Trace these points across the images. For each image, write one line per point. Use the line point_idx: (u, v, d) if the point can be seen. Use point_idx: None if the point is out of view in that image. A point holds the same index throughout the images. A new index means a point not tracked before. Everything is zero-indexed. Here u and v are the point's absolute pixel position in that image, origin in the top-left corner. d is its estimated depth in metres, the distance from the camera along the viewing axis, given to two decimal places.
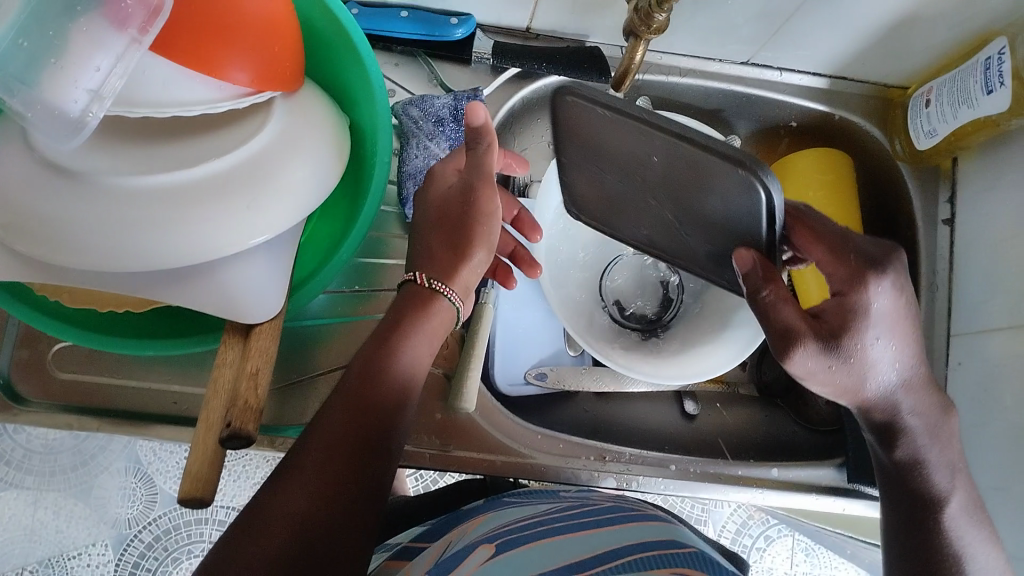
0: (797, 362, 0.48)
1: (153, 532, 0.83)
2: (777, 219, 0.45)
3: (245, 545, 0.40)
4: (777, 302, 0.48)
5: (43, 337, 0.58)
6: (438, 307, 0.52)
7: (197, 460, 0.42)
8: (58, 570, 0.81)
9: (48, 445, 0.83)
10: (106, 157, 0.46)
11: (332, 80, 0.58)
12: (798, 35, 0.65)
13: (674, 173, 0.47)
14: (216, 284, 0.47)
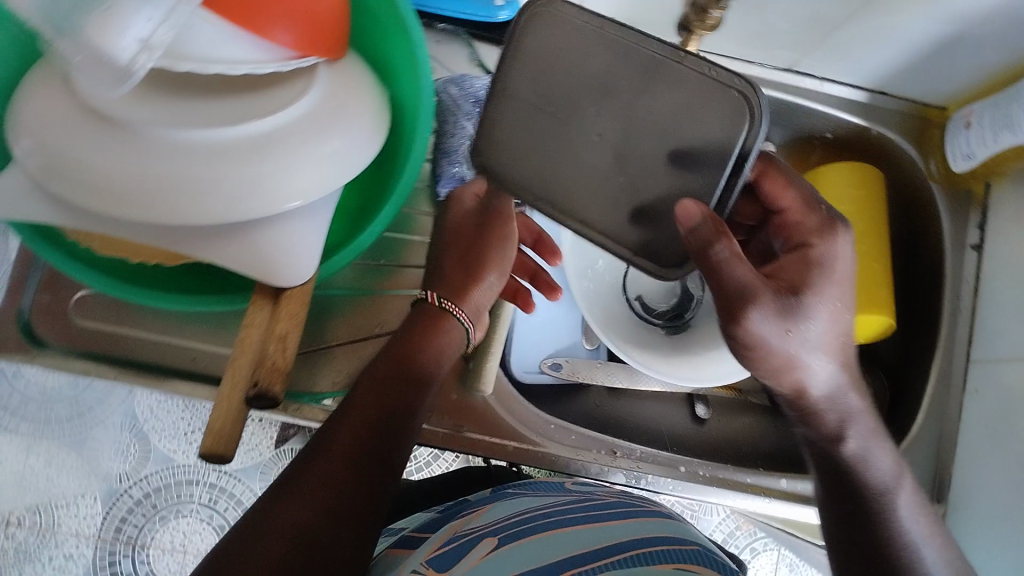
0: (755, 327, 0.46)
1: (144, 488, 0.79)
2: (747, 154, 0.46)
3: (248, 550, 0.41)
4: (728, 259, 0.45)
5: (65, 282, 0.58)
6: (449, 324, 0.54)
7: (220, 419, 0.42)
8: (45, 518, 0.79)
9: (45, 393, 0.79)
10: (150, 108, 0.46)
11: (376, 49, 0.57)
12: (843, 46, 0.64)
13: (641, 107, 0.47)
14: (252, 245, 0.47)
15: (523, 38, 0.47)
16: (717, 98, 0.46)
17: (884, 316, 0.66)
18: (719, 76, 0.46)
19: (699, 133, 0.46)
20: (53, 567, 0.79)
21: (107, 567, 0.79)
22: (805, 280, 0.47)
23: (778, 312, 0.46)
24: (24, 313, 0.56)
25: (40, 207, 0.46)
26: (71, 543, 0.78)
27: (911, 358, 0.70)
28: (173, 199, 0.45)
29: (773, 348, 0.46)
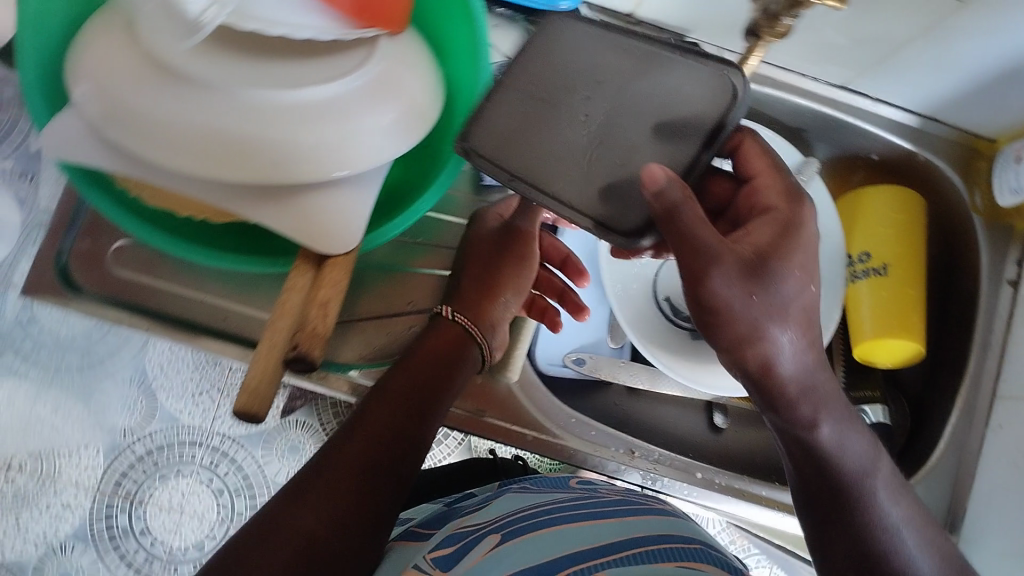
0: (718, 290, 0.46)
1: (147, 445, 0.75)
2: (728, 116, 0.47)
3: (260, 550, 0.46)
4: (692, 223, 0.44)
5: (106, 230, 0.58)
6: (465, 345, 0.59)
7: (258, 376, 0.43)
8: (47, 465, 0.74)
9: (60, 340, 0.76)
10: (212, 62, 0.45)
11: (436, 25, 0.56)
12: (901, 68, 0.63)
13: (628, 90, 0.48)
14: (301, 211, 0.47)
15: (534, 39, 0.50)
16: (704, 80, 0.48)
17: (912, 341, 0.65)
18: (702, 63, 0.48)
19: (684, 108, 0.47)
20: (49, 516, 0.74)
21: (102, 521, 0.74)
22: (773, 246, 0.48)
23: (749, 292, 0.46)
24: (61, 259, 0.56)
25: (92, 151, 0.47)
26: (70, 493, 0.74)
27: (936, 388, 0.69)
28: (223, 159, 0.45)
29: (737, 314, 0.47)
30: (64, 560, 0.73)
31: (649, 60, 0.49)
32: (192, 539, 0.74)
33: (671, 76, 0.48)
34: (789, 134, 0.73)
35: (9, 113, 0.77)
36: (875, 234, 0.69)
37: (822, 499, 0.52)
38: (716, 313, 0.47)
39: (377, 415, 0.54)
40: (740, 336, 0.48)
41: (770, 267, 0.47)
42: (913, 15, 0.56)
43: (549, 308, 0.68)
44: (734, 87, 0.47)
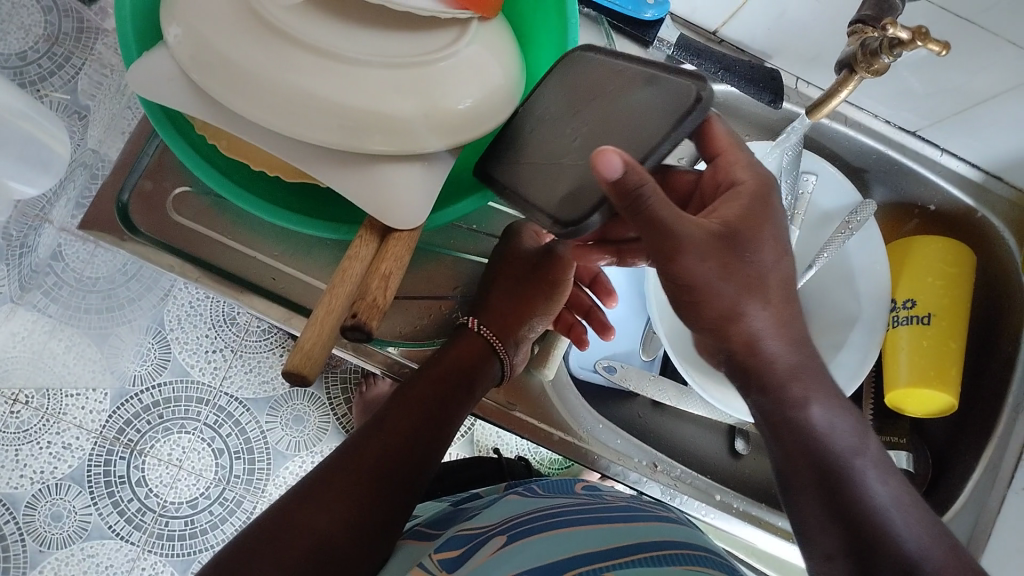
0: (693, 267, 0.45)
1: (154, 396, 0.82)
2: (686, 120, 0.47)
3: (272, 548, 0.47)
4: (657, 206, 0.42)
5: (170, 174, 0.58)
6: (487, 360, 0.59)
7: (313, 339, 0.43)
8: (54, 403, 0.81)
9: (84, 280, 0.79)
10: (309, 23, 0.46)
11: (526, 17, 0.57)
12: (976, 122, 0.63)
13: (619, 111, 0.49)
14: (375, 182, 0.47)
15: (558, 72, 0.52)
16: (669, 96, 0.48)
17: (946, 395, 0.65)
18: (677, 80, 0.48)
19: (654, 125, 0.48)
20: (49, 453, 0.80)
21: (100, 466, 0.81)
22: (745, 223, 0.47)
23: (726, 272, 0.46)
24: (122, 198, 0.56)
25: (177, 93, 0.47)
26: (72, 434, 0.81)
27: (961, 443, 0.69)
28: (302, 117, 0.46)
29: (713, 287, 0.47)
30: (58, 499, 0.80)
31: (641, 81, 0.49)
32: (187, 493, 0.82)
33: (656, 93, 0.48)
34: (848, 171, 0.74)
35: (64, 47, 0.72)
36: (922, 282, 0.69)
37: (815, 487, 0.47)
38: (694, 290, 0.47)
39: (396, 421, 0.55)
40: (732, 323, 0.48)
41: (750, 255, 0.47)
42: (1001, 72, 0.56)
43: (576, 323, 0.66)
44: (700, 98, 0.47)
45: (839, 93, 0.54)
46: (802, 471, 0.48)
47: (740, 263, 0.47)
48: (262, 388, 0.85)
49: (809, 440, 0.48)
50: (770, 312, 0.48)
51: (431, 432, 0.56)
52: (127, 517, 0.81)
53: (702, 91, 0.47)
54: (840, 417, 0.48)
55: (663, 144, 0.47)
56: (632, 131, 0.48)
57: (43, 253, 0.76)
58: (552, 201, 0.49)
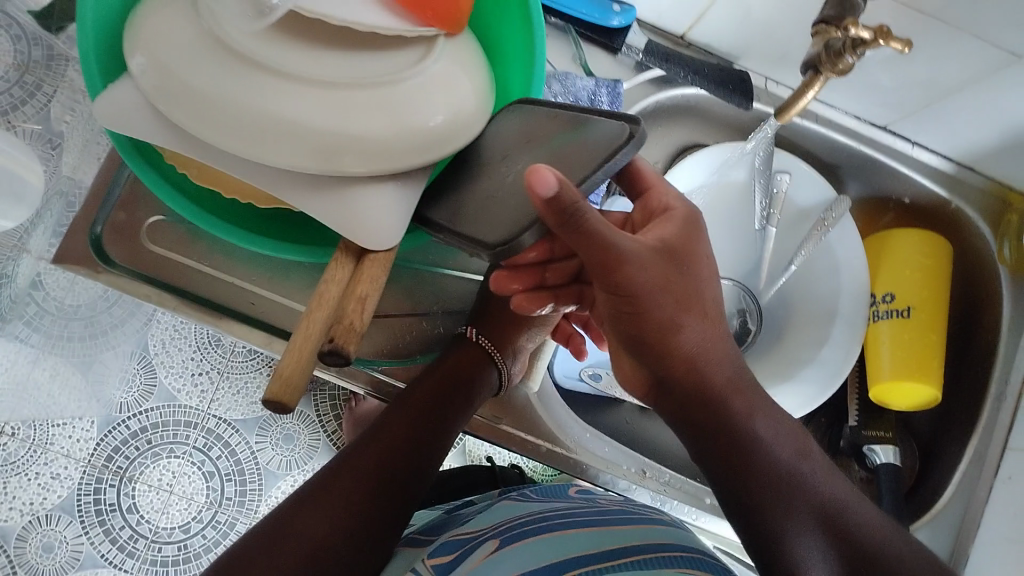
0: (634, 277, 0.44)
1: (141, 422, 0.81)
2: (617, 153, 0.46)
3: (269, 559, 0.46)
4: (587, 218, 0.39)
5: (143, 203, 0.58)
6: (483, 368, 0.59)
7: (292, 366, 0.43)
8: (40, 434, 0.79)
9: (63, 309, 0.75)
10: (273, 47, 0.46)
11: (494, 28, 0.56)
12: (946, 114, 0.63)
13: (557, 151, 0.49)
14: (350, 204, 0.47)
15: (503, 122, 0.53)
16: (601, 135, 0.48)
17: (928, 387, 0.65)
18: (611, 119, 0.48)
19: (584, 159, 0.47)
20: (37, 485, 0.78)
21: (90, 494, 0.79)
22: (679, 243, 0.48)
23: (666, 284, 0.45)
24: (96, 230, 0.56)
25: (145, 124, 0.47)
26: (60, 464, 0.78)
27: (947, 434, 0.70)
28: (269, 142, 0.45)
29: (669, 311, 0.46)
30: (48, 530, 0.77)
31: (579, 127, 0.49)
32: (179, 519, 0.80)
33: (591, 133, 0.48)
34: (822, 168, 0.74)
35: (34, 76, 0.69)
36: (900, 274, 0.69)
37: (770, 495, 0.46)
38: (632, 300, 0.45)
39: (396, 430, 0.54)
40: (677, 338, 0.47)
41: (687, 269, 0.47)
42: (967, 64, 0.56)
43: (574, 334, 0.66)
44: (635, 131, 0.46)
45: (806, 96, 0.53)
46: (752, 482, 0.47)
47: (680, 278, 0.47)
48: (251, 409, 0.84)
49: (746, 439, 0.47)
50: (706, 326, 0.48)
51: (431, 437, 0.55)
52: (119, 545, 0.79)
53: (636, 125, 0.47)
54: (768, 414, 0.49)
55: (595, 172, 0.46)
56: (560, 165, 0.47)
57: (22, 282, 0.71)
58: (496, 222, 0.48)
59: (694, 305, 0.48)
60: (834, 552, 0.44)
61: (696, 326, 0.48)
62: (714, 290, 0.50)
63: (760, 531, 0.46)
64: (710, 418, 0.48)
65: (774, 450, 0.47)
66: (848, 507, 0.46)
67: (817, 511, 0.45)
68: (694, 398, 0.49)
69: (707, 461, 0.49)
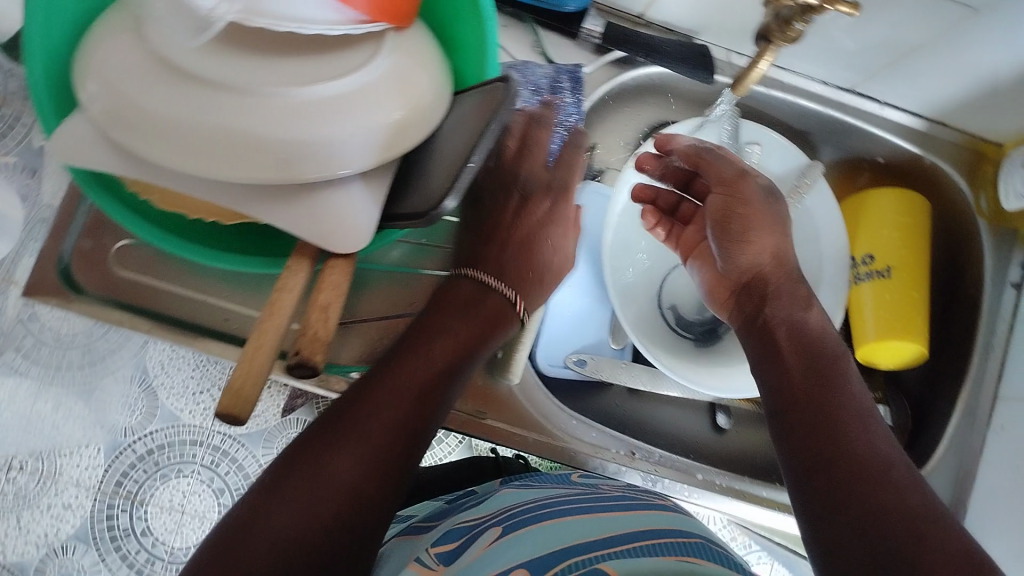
0: (744, 202, 0.59)
1: (148, 445, 0.74)
2: (501, 103, 0.46)
3: (295, 496, 0.44)
4: (715, 159, 0.61)
5: (110, 230, 0.58)
6: (505, 317, 0.58)
7: (242, 377, 0.42)
8: (49, 465, 0.73)
9: (61, 337, 0.74)
10: (215, 64, 0.45)
11: (443, 20, 0.56)
12: (911, 71, 0.63)
13: (458, 128, 0.50)
14: (311, 212, 0.47)
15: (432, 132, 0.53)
16: (487, 96, 0.49)
17: (915, 343, 0.65)
18: (488, 87, 0.49)
19: (473, 123, 0.48)
20: (50, 516, 0.73)
21: (103, 520, 0.73)
22: (768, 190, 0.60)
23: (760, 215, 0.59)
24: (63, 259, 0.56)
25: (96, 153, 0.47)
26: (71, 493, 0.73)
27: (937, 391, 0.69)
28: (227, 157, 0.45)
29: (764, 237, 0.59)
30: (65, 560, 0.73)
31: (470, 103, 0.50)
32: (193, 539, 0.75)
33: (478, 103, 0.49)
34: (793, 136, 0.74)
35: (10, 107, 0.71)
36: (879, 236, 0.68)
37: (807, 396, 0.51)
38: (740, 220, 0.59)
39: (405, 366, 0.51)
40: (755, 245, 0.59)
41: (776, 204, 0.60)
42: (927, 22, 0.56)
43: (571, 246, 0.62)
44: (510, 79, 0.48)
45: (759, 67, 0.52)
46: (793, 372, 0.53)
47: (771, 211, 0.59)
48: (255, 421, 0.77)
49: (801, 333, 0.55)
50: (773, 242, 0.59)
51: (440, 379, 0.52)
52: (136, 570, 0.74)
53: (509, 75, 0.48)
54: (823, 316, 0.57)
55: (490, 123, 0.46)
56: (463, 133, 0.48)
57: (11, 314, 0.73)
58: (432, 195, 0.47)
59: (780, 234, 0.59)
60: (824, 459, 0.48)
61: (776, 240, 0.59)
62: (787, 213, 0.61)
63: (782, 415, 0.52)
64: (769, 317, 0.57)
65: (825, 356, 0.54)
66: (872, 421, 0.50)
67: (840, 410, 0.50)
68: (761, 298, 0.58)
69: (757, 362, 0.56)
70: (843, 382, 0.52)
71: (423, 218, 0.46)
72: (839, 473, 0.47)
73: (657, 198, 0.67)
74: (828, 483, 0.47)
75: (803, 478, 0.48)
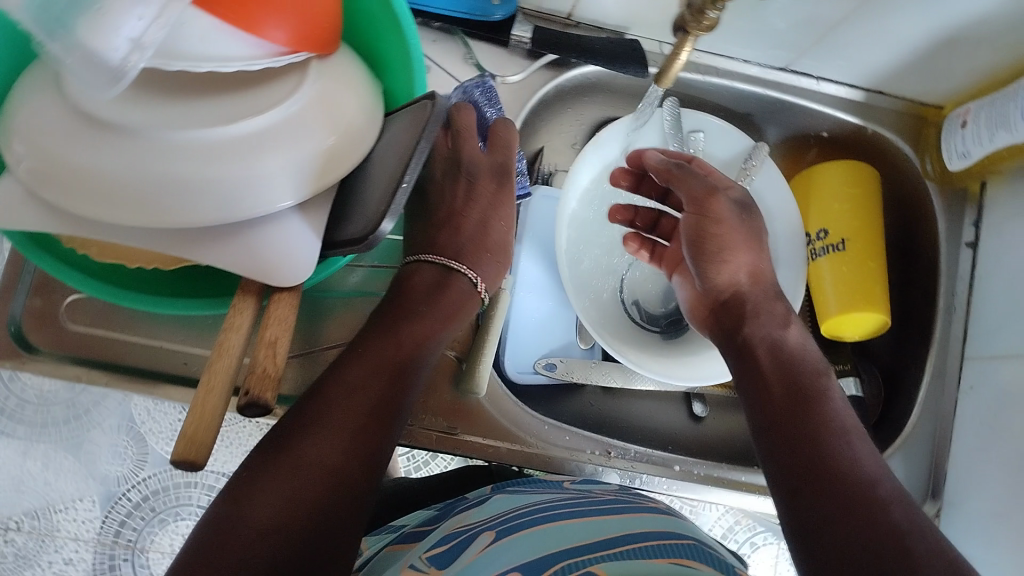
0: (718, 220, 0.59)
1: (142, 492, 0.78)
2: (430, 119, 0.47)
3: (276, 479, 0.44)
4: (683, 178, 0.60)
5: (58, 286, 0.58)
6: (468, 299, 0.59)
7: (195, 423, 0.42)
8: (45, 522, 0.78)
9: (44, 395, 0.77)
10: (140, 112, 0.45)
11: (369, 42, 0.56)
12: (840, 45, 0.63)
13: (389, 148, 0.50)
14: (250, 247, 0.47)
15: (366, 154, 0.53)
16: (415, 114, 0.50)
17: (876, 312, 0.65)
18: (416, 105, 0.50)
19: (403, 141, 0.49)
20: (54, 570, 0.79)
21: (108, 569, 0.79)
22: (741, 203, 0.60)
23: (736, 228, 0.59)
24: (14, 320, 0.56)
25: (28, 213, 0.46)
26: (71, 547, 0.78)
27: (905, 355, 0.70)
28: (160, 202, 0.45)
29: (739, 253, 0.59)
30: None
31: (399, 124, 0.51)
32: None
33: (407, 122, 0.50)
34: (737, 120, 0.74)
35: None
36: (830, 210, 0.69)
37: (788, 416, 0.51)
38: (715, 239, 0.59)
39: (373, 352, 0.51)
40: (731, 263, 0.59)
41: (749, 219, 0.60)
42: None
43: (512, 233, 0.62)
44: (435, 97, 0.49)
45: (681, 57, 0.51)
46: (774, 391, 0.52)
47: (745, 226, 0.59)
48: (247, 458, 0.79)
49: (781, 351, 0.55)
50: (748, 258, 0.59)
51: (410, 363, 0.52)
52: None
53: (436, 93, 0.49)
54: (802, 333, 0.57)
55: (419, 140, 0.46)
56: (393, 154, 0.49)
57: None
58: (366, 222, 0.47)
59: (752, 249, 0.59)
60: (813, 476, 0.47)
61: (750, 258, 0.59)
62: (760, 227, 0.61)
63: (765, 433, 0.51)
64: (749, 336, 0.56)
65: (804, 374, 0.53)
66: (855, 437, 0.49)
67: (821, 428, 0.49)
68: (739, 317, 0.58)
69: (738, 381, 0.55)
70: (828, 403, 0.51)
71: (361, 242, 0.47)
72: (822, 492, 0.46)
73: (637, 216, 0.69)
74: (814, 506, 0.45)
75: (788, 500, 0.47)
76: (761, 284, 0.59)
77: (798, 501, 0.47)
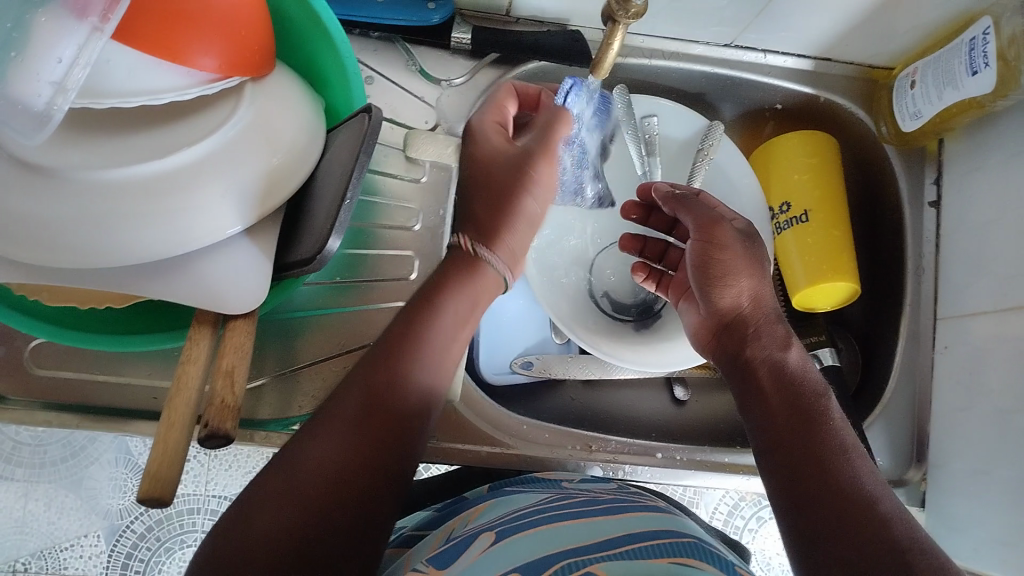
0: (725, 249, 0.56)
1: (146, 522, 0.79)
2: (371, 129, 0.47)
3: (284, 482, 0.41)
4: (689, 211, 0.58)
5: (19, 334, 0.57)
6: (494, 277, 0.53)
7: (158, 460, 0.42)
8: (51, 561, 0.78)
9: (37, 437, 0.78)
10: (72, 151, 0.42)
11: (305, 58, 0.56)
12: (781, 16, 0.63)
13: (332, 163, 0.50)
14: (201, 278, 0.47)
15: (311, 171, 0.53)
16: (355, 128, 0.49)
17: (846, 280, 0.65)
18: (356, 118, 0.50)
19: (344, 156, 0.49)
20: None
21: None
22: (746, 234, 0.57)
23: (742, 257, 0.56)
24: None
25: None
26: None
27: (880, 319, 0.70)
28: (103, 241, 0.43)
29: (745, 280, 0.55)
30: None
31: (341, 137, 0.51)
32: None
33: (347, 135, 0.50)
34: (689, 100, 0.74)
35: None
36: (790, 181, 0.69)
37: (796, 438, 0.48)
38: (720, 266, 0.55)
39: (398, 342, 0.47)
40: (736, 286, 0.55)
41: (751, 246, 0.57)
42: None
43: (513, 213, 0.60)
44: (373, 110, 0.48)
45: (612, 47, 0.51)
46: (778, 415, 0.50)
47: (753, 254, 0.56)
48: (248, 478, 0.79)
49: (783, 374, 0.52)
50: (755, 283, 0.55)
51: (437, 355, 0.48)
52: None
53: (371, 105, 0.49)
54: (804, 356, 0.54)
55: (360, 152, 0.46)
56: (335, 169, 0.49)
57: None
58: (313, 241, 0.47)
59: (755, 273, 0.56)
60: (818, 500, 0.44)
61: (755, 284, 0.55)
62: (764, 255, 0.58)
63: (770, 454, 0.49)
64: (751, 357, 0.54)
65: (807, 395, 0.50)
66: (855, 455, 0.46)
67: (829, 452, 0.46)
68: (742, 341, 0.55)
69: (743, 407, 0.53)
70: (834, 426, 0.48)
71: (310, 262, 0.46)
72: (828, 512, 0.43)
73: (645, 246, 0.68)
74: (820, 538, 0.43)
75: (789, 519, 0.45)
76: (768, 315, 0.56)
77: (799, 519, 0.45)
